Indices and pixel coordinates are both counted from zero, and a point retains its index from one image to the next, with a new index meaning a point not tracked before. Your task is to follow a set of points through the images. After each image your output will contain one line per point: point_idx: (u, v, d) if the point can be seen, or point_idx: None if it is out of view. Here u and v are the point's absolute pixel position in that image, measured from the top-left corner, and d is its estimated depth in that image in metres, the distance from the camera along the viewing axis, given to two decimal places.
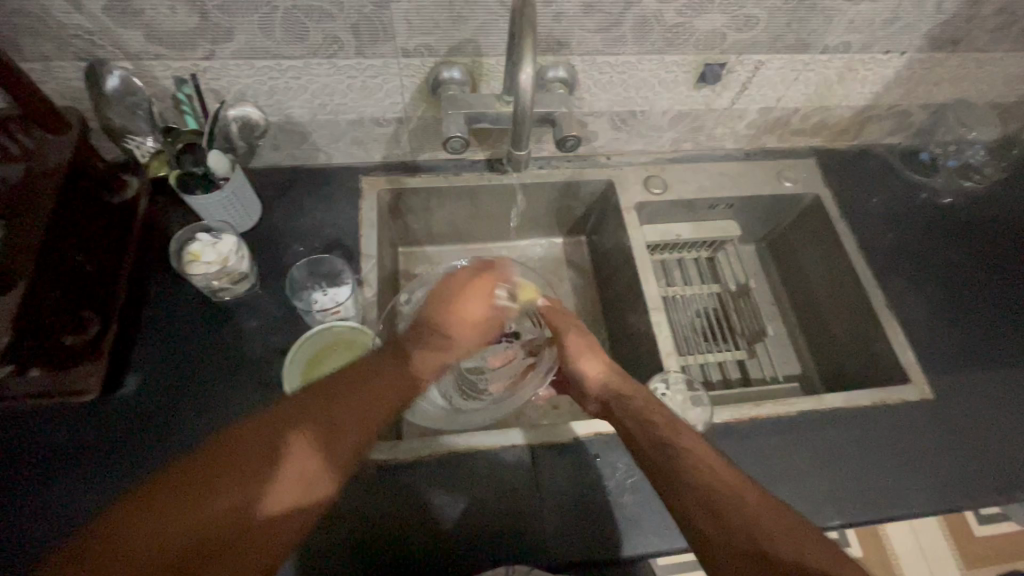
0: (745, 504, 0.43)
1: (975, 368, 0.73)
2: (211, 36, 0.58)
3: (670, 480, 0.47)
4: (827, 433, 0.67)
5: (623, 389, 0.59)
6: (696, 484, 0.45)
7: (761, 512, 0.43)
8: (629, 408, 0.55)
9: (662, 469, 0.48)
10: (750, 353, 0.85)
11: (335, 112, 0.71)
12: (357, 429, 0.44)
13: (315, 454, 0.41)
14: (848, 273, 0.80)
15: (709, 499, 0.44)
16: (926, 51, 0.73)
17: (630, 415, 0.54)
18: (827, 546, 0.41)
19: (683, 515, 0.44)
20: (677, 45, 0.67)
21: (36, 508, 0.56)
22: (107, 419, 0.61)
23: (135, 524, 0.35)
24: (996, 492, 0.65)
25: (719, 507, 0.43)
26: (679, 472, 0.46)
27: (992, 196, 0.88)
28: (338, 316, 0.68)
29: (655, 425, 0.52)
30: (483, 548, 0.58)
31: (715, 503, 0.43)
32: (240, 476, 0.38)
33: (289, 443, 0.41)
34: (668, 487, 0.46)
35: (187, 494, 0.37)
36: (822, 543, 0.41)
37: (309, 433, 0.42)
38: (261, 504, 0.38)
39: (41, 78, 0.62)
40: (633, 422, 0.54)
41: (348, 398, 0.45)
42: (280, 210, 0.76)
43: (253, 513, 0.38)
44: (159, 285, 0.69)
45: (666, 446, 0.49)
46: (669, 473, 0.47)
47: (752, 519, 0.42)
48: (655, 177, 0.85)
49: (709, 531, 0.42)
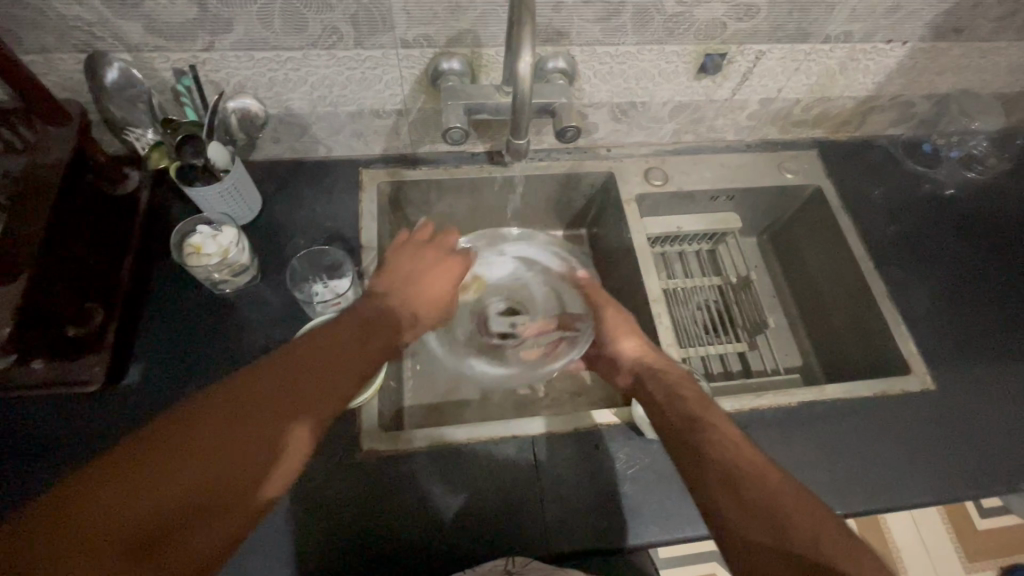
0: (766, 484, 0.44)
1: (978, 359, 0.73)
2: (210, 27, 0.59)
3: (697, 468, 0.47)
4: (828, 424, 0.67)
5: (662, 377, 0.58)
6: (726, 475, 0.45)
7: (782, 494, 0.43)
8: (661, 381, 0.58)
9: (692, 455, 0.48)
10: (751, 345, 0.85)
11: (334, 104, 0.71)
12: (340, 405, 0.45)
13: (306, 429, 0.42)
14: (850, 265, 0.80)
15: (728, 472, 0.45)
16: (928, 40, 0.73)
17: (660, 388, 0.57)
18: (846, 535, 0.41)
19: (700, 486, 0.46)
20: (677, 35, 0.67)
21: (39, 500, 0.56)
22: (107, 413, 0.61)
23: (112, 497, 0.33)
24: (998, 483, 0.65)
25: (744, 497, 0.43)
26: (708, 461, 0.47)
27: (995, 187, 0.88)
28: (338, 308, 0.68)
29: (684, 399, 0.54)
30: (482, 539, 0.58)
31: (741, 493, 0.44)
32: (228, 448, 0.38)
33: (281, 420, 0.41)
34: (694, 474, 0.47)
35: (166, 464, 0.35)
36: (841, 531, 0.41)
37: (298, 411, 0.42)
38: (263, 477, 0.39)
39: (42, 70, 0.62)
40: (661, 395, 0.56)
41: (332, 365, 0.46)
42: (280, 203, 0.77)
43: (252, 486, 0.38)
44: (160, 277, 0.69)
45: (698, 430, 0.50)
46: (700, 460, 0.47)
47: (770, 497, 0.43)
48: (656, 169, 0.85)
49: (723, 504, 0.44)
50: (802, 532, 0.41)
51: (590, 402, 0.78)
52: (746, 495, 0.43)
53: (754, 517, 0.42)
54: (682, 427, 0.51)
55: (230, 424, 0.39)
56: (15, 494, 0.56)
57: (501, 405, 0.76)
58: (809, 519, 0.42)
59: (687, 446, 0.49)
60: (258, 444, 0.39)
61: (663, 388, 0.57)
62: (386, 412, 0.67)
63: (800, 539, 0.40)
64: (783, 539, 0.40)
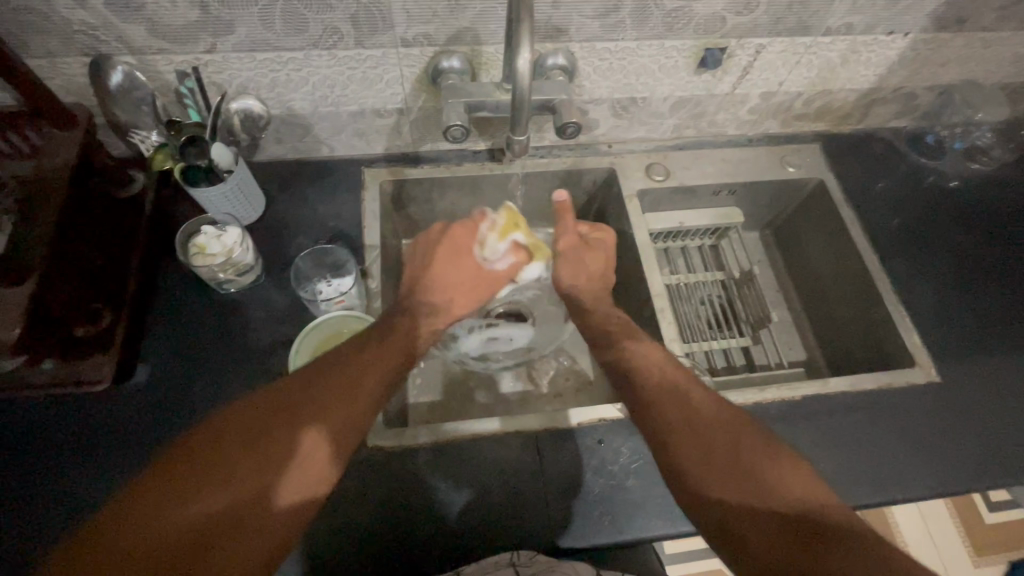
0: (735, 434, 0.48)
1: (984, 351, 0.73)
2: (212, 30, 0.59)
3: (666, 437, 0.49)
4: (832, 417, 0.67)
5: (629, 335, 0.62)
6: (696, 441, 0.48)
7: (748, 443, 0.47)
8: (606, 348, 0.62)
9: (657, 432, 0.50)
10: (755, 339, 0.85)
11: (336, 104, 0.72)
12: (349, 423, 0.49)
13: (322, 447, 0.47)
14: (853, 257, 0.80)
15: (701, 429, 0.49)
16: (931, 31, 0.72)
17: (606, 333, 0.64)
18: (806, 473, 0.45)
19: (670, 444, 0.49)
20: (676, 29, 0.67)
21: (51, 498, 0.57)
22: (117, 412, 0.62)
23: (133, 524, 0.39)
24: (1004, 474, 0.65)
25: (716, 456, 0.47)
26: (676, 431, 0.49)
27: (998, 177, 0.87)
28: (342, 306, 0.68)
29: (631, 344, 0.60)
30: (487, 534, 0.58)
31: (713, 452, 0.47)
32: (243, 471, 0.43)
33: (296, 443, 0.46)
34: (663, 442, 0.49)
35: (181, 490, 0.41)
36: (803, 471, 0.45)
37: (313, 431, 0.47)
38: (279, 492, 0.43)
39: (48, 74, 0.62)
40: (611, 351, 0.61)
41: (336, 382, 0.51)
42: (283, 204, 0.77)
43: (270, 501, 0.43)
44: (166, 278, 0.70)
45: (663, 392, 0.53)
46: (667, 425, 0.50)
47: (744, 449, 0.47)
48: (657, 164, 0.85)
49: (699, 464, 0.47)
50: (776, 485, 0.44)
51: (594, 397, 0.78)
52: (724, 463, 0.46)
53: (726, 480, 0.45)
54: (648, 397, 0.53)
55: (241, 450, 0.44)
56: (25, 492, 0.58)
57: (505, 401, 0.76)
58: (777, 466, 0.45)
59: (656, 413, 0.51)
60: (276, 463, 0.44)
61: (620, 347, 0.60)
62: (389, 409, 0.68)
63: (778, 486, 0.44)
64: (755, 496, 0.43)
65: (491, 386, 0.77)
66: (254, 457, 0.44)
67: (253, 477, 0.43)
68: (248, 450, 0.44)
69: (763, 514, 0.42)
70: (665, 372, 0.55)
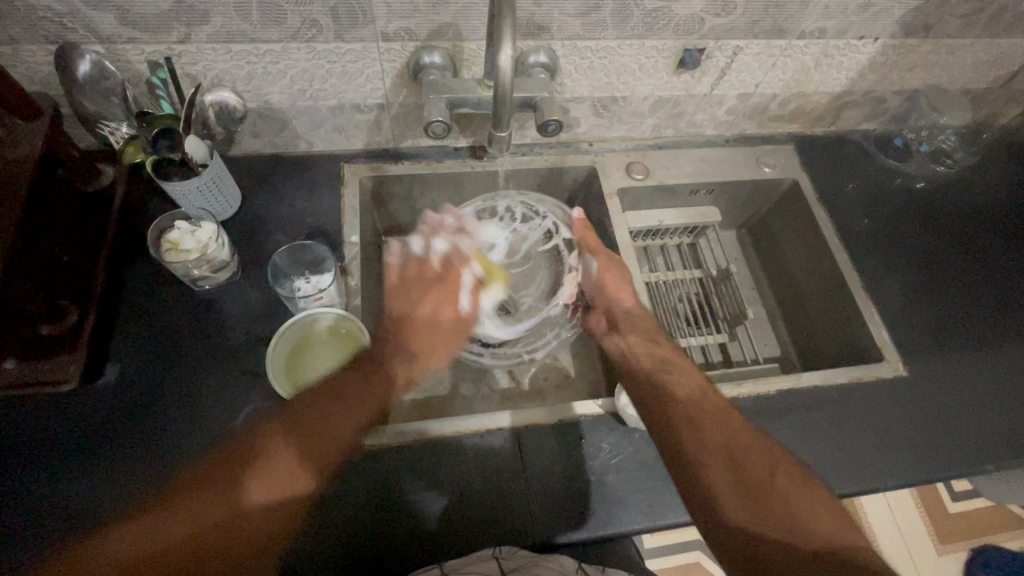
0: (768, 464, 0.49)
1: (949, 349, 0.75)
2: (186, 19, 0.57)
3: (697, 465, 0.50)
4: (807, 412, 0.69)
5: (653, 353, 0.62)
6: (728, 469, 0.49)
7: (779, 473, 0.49)
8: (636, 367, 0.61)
9: (684, 454, 0.51)
10: (731, 336, 0.87)
11: (315, 98, 0.70)
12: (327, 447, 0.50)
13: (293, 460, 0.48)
14: (826, 257, 0.82)
15: (732, 455, 0.50)
16: (899, 37, 0.75)
17: (633, 349, 0.63)
18: (826, 505, 0.47)
19: (699, 463, 0.50)
20: (656, 30, 0.67)
21: (15, 502, 0.55)
22: (84, 413, 0.60)
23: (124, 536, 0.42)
24: (967, 464, 0.67)
25: (746, 483, 0.48)
26: (706, 452, 0.50)
27: (961, 180, 0.91)
28: (321, 302, 0.67)
29: (664, 365, 0.60)
30: (470, 531, 0.58)
31: (741, 476, 0.48)
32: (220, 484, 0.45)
33: (271, 456, 0.47)
34: (687, 462, 0.50)
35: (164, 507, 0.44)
36: (826, 504, 0.47)
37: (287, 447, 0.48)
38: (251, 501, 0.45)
39: (10, 62, 0.60)
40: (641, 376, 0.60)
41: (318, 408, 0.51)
42: (260, 199, 0.76)
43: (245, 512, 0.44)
44: (136, 274, 0.68)
45: (692, 418, 0.53)
46: (689, 442, 0.51)
47: (770, 481, 0.48)
48: (637, 163, 0.86)
49: (724, 492, 0.48)
50: (800, 518, 0.46)
51: (574, 394, 0.78)
52: (748, 491, 0.47)
53: (748, 508, 0.46)
54: (675, 418, 0.53)
55: (221, 469, 0.46)
56: None
57: (486, 399, 0.76)
58: (807, 503, 0.47)
59: (686, 429, 0.52)
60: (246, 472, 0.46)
61: (657, 366, 0.60)
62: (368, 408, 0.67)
63: (801, 521, 0.46)
64: (787, 531, 0.45)
65: (473, 384, 0.77)
66: (231, 473, 0.46)
67: (228, 492, 0.45)
68: (228, 468, 0.46)
69: (787, 547, 0.44)
70: (698, 396, 0.56)
